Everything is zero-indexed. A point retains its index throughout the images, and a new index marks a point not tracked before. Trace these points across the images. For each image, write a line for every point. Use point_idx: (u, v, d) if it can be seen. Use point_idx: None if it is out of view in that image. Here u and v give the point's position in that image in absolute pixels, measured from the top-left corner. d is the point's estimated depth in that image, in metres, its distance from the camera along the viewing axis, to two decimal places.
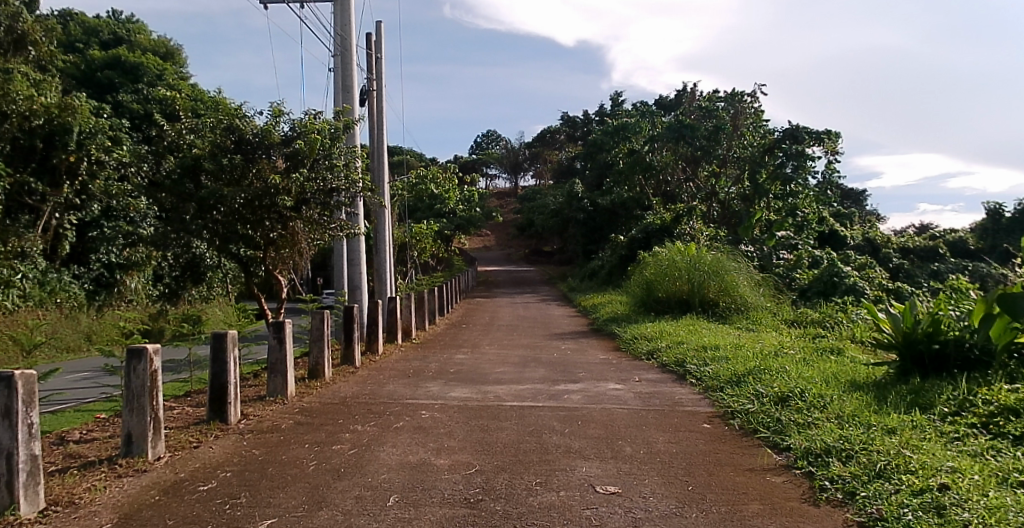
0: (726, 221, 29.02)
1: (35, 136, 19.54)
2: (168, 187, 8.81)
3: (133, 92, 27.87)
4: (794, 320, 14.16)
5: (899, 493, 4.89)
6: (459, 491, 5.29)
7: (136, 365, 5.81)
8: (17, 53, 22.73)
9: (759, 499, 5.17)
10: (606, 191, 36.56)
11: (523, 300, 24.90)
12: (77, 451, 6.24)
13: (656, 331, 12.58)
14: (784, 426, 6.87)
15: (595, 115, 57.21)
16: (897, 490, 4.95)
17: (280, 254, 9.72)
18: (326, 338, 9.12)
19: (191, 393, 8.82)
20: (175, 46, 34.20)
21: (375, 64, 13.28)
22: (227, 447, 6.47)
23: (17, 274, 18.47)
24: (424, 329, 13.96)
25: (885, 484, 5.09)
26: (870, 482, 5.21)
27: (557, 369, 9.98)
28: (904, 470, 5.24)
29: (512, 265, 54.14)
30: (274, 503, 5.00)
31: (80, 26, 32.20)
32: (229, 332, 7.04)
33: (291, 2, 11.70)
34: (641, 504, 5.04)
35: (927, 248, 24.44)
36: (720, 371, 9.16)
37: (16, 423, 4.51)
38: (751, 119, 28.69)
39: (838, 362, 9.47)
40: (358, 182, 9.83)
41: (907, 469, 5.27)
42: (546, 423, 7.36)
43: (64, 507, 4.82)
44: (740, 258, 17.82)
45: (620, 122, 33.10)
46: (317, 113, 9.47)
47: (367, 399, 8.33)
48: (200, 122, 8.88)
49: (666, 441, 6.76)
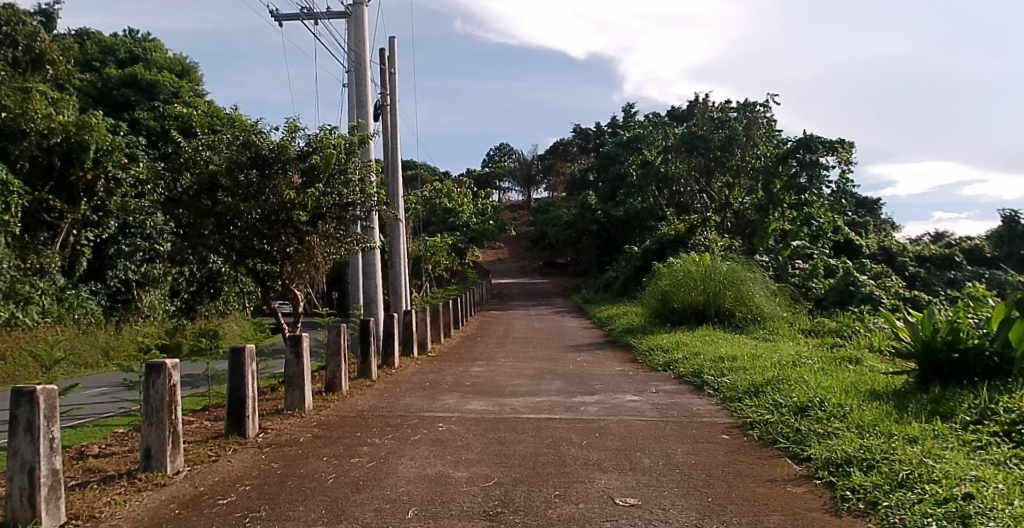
0: (741, 231, 28.78)
1: (53, 154, 19.72)
2: (186, 204, 8.92)
3: (150, 110, 27.96)
4: (811, 329, 14.15)
5: (922, 503, 4.86)
6: (479, 503, 5.28)
7: (155, 379, 5.85)
8: (36, 72, 23.04)
9: (779, 510, 5.14)
10: (620, 202, 36.76)
11: (538, 312, 24.90)
12: (96, 466, 6.27)
13: (673, 342, 12.50)
14: (804, 436, 6.84)
15: (607, 128, 57.28)
16: (920, 500, 4.92)
17: (297, 269, 9.79)
18: (343, 352, 9.15)
19: (209, 408, 8.84)
20: (191, 63, 34.60)
21: (389, 78, 13.38)
22: (246, 461, 6.49)
23: (37, 290, 18.57)
24: (439, 342, 13.97)
25: (907, 494, 5.06)
26: (892, 491, 5.18)
27: (574, 381, 9.95)
28: (927, 480, 5.21)
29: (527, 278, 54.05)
30: (293, 517, 5.01)
31: (96, 45, 32.61)
32: (246, 347, 7.05)
33: (304, 19, 11.83)
34: (662, 515, 5.03)
35: (944, 256, 23.73)
36: (737, 382, 9.13)
37: (38, 437, 4.54)
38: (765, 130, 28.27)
39: (857, 371, 9.42)
40: (373, 196, 9.81)
41: (930, 479, 5.24)
42: (564, 435, 7.36)
43: (84, 522, 4.85)
44: (756, 268, 17.75)
45: (633, 134, 34.79)
46: (333, 128, 9.51)
47: (385, 413, 8.34)
48: (217, 138, 8.99)
49: (685, 452, 6.75)
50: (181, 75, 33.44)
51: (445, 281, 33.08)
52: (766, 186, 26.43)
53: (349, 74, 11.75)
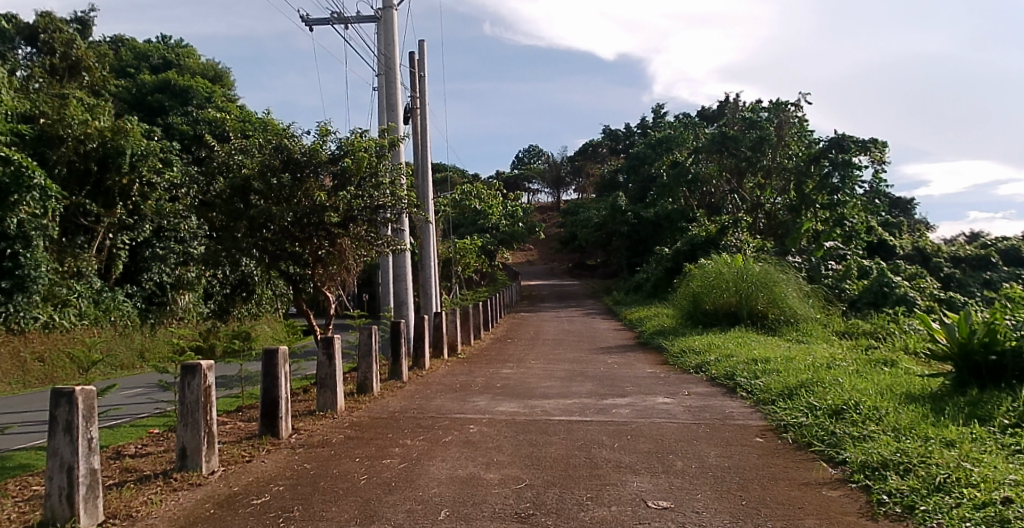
0: (773, 232, 28.47)
1: (90, 159, 19.92)
2: (219, 207, 9.03)
3: (183, 115, 28.32)
4: (845, 331, 13.93)
5: (960, 507, 4.78)
6: (510, 505, 5.28)
7: (191, 381, 5.93)
8: (73, 78, 23.46)
9: (815, 514, 5.08)
10: (650, 203, 36.61)
11: (568, 314, 24.85)
12: (132, 465, 6.37)
13: (704, 344, 12.41)
14: (839, 439, 6.75)
15: (636, 129, 56.86)
16: (959, 504, 4.83)
17: (328, 271, 9.81)
18: (374, 353, 9.20)
19: (243, 409, 8.94)
20: (223, 68, 35.10)
21: (418, 81, 13.44)
22: (280, 462, 6.55)
23: (74, 293, 19.09)
24: (469, 343, 13.98)
25: (945, 498, 4.98)
26: (929, 495, 5.09)
27: (606, 383, 9.91)
28: (964, 484, 5.12)
29: (556, 280, 53.93)
30: (326, 518, 5.04)
31: (131, 51, 33.19)
32: (279, 349, 7.12)
33: (334, 23, 11.94)
34: (694, 518, 4.99)
35: (980, 256, 23.10)
36: (771, 384, 9.04)
37: (77, 436, 4.62)
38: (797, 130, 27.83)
39: (893, 373, 9.28)
40: (404, 198, 9.84)
41: (968, 483, 5.15)
42: (596, 437, 7.33)
43: (121, 521, 4.92)
44: (789, 269, 17.50)
45: (663, 135, 35.24)
46: (363, 131, 9.56)
47: (416, 414, 8.37)
48: (250, 142, 9.05)
49: (718, 455, 6.68)
50: (213, 80, 33.88)
51: (475, 283, 33.12)
52: (797, 187, 26.30)
53: (380, 78, 11.83)
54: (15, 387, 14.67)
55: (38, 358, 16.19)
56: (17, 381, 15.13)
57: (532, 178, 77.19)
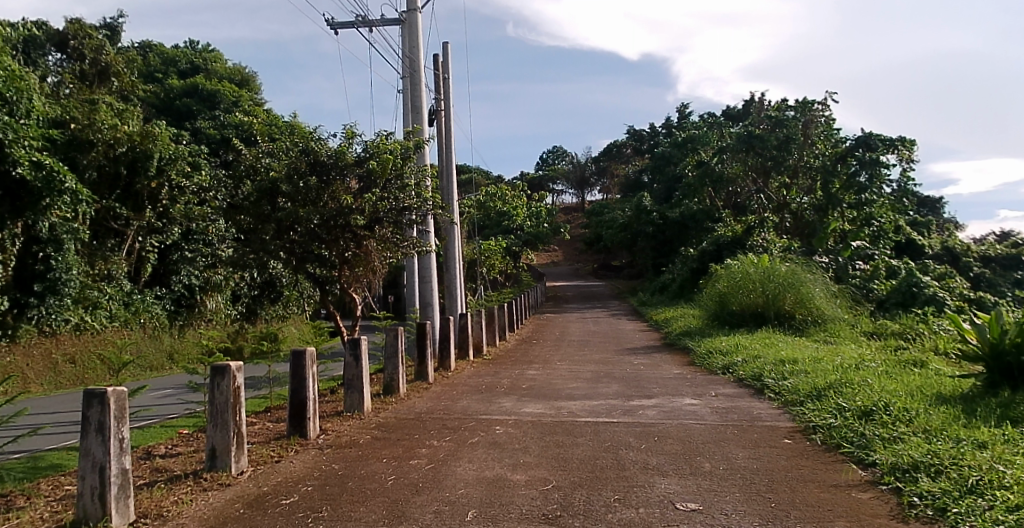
0: (800, 232, 28.26)
1: (119, 163, 19.97)
2: (247, 210, 9.12)
3: (210, 119, 28.65)
4: (873, 331, 13.80)
5: (993, 509, 4.72)
6: (538, 506, 5.30)
7: (220, 381, 6.00)
8: (102, 83, 23.81)
9: (844, 516, 5.05)
10: (676, 204, 36.56)
11: (594, 315, 24.84)
12: (163, 466, 6.46)
13: (731, 345, 12.36)
14: (869, 441, 6.68)
15: (660, 129, 56.64)
16: (991, 507, 4.77)
17: (354, 273, 9.84)
18: (400, 354, 9.24)
19: (271, 409, 9.04)
20: (249, 72, 35.50)
21: (442, 83, 13.50)
22: (308, 463, 6.60)
23: (105, 296, 19.40)
24: (494, 344, 14.02)
25: (978, 500, 4.92)
26: (961, 497, 5.03)
27: (632, 385, 9.88)
28: (998, 486, 5.06)
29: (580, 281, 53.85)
30: (354, 518, 5.08)
31: (159, 57, 33.67)
32: (307, 350, 7.17)
33: (360, 27, 12.01)
34: (722, 520, 4.98)
35: (1011, 256, 22.78)
36: (799, 386, 8.96)
37: (108, 438, 4.70)
38: (823, 129, 27.57)
39: (923, 374, 9.18)
40: (428, 200, 9.91)
41: (1001, 485, 5.09)
42: (622, 439, 7.32)
43: (152, 520, 4.99)
44: (816, 269, 17.36)
45: (689, 134, 35.95)
46: (389, 134, 9.62)
47: (442, 415, 8.42)
48: (276, 146, 9.17)
49: (746, 456, 6.65)
50: (240, 85, 34.27)
51: (500, 285, 33.16)
52: (823, 186, 25.86)
53: (405, 80, 11.90)
54: (47, 389, 15.08)
55: (69, 360, 16.65)
56: (48, 382, 15.57)
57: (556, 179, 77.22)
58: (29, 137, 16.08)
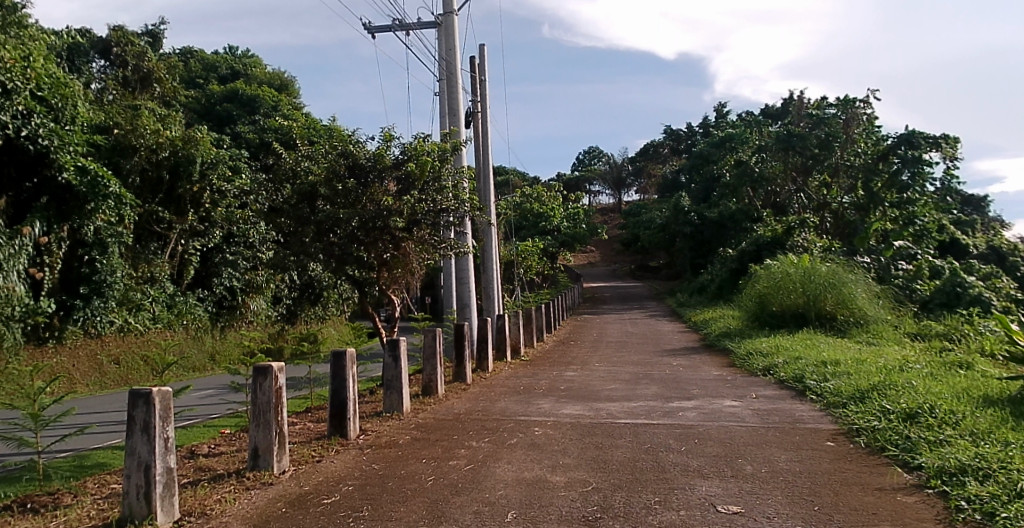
0: (840, 232, 27.85)
1: (161, 168, 20.34)
2: (288, 213, 9.23)
3: (250, 124, 29.09)
4: (917, 332, 13.59)
5: None
6: (577, 508, 5.29)
7: (263, 382, 6.10)
8: (144, 90, 24.28)
9: (890, 520, 4.97)
10: (714, 204, 36.24)
11: (632, 316, 24.74)
12: (207, 465, 6.58)
13: (772, 347, 12.25)
14: (914, 444, 6.56)
15: (698, 129, 56.15)
16: None
17: (393, 274, 9.94)
18: (439, 355, 9.28)
19: (311, 409, 9.18)
20: (288, 77, 35.96)
21: (479, 85, 13.56)
22: (348, 462, 6.67)
23: (147, 298, 19.78)
24: (532, 346, 14.04)
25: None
26: (1010, 502, 4.92)
27: (671, 386, 9.84)
28: None
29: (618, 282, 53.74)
30: (394, 518, 5.12)
31: (200, 62, 34.25)
32: (347, 350, 7.27)
33: (397, 30, 12.11)
34: (765, 523, 4.94)
35: None
36: (842, 387, 8.85)
37: (154, 437, 4.79)
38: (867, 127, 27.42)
39: (969, 376, 9.00)
40: (465, 202, 9.99)
41: None
42: (662, 441, 7.29)
43: (196, 518, 5.09)
44: (857, 269, 17.10)
45: (726, 134, 35.67)
46: (426, 136, 9.69)
47: (480, 416, 8.47)
48: (315, 150, 9.29)
49: (789, 459, 6.58)
50: (279, 90, 34.76)
51: (536, 285, 33.25)
52: (865, 184, 25.65)
53: (442, 83, 11.99)
54: (93, 389, 15.47)
55: (114, 360, 17.20)
56: (94, 383, 16.04)
57: (591, 179, 77.06)
58: (74, 143, 16.58)
